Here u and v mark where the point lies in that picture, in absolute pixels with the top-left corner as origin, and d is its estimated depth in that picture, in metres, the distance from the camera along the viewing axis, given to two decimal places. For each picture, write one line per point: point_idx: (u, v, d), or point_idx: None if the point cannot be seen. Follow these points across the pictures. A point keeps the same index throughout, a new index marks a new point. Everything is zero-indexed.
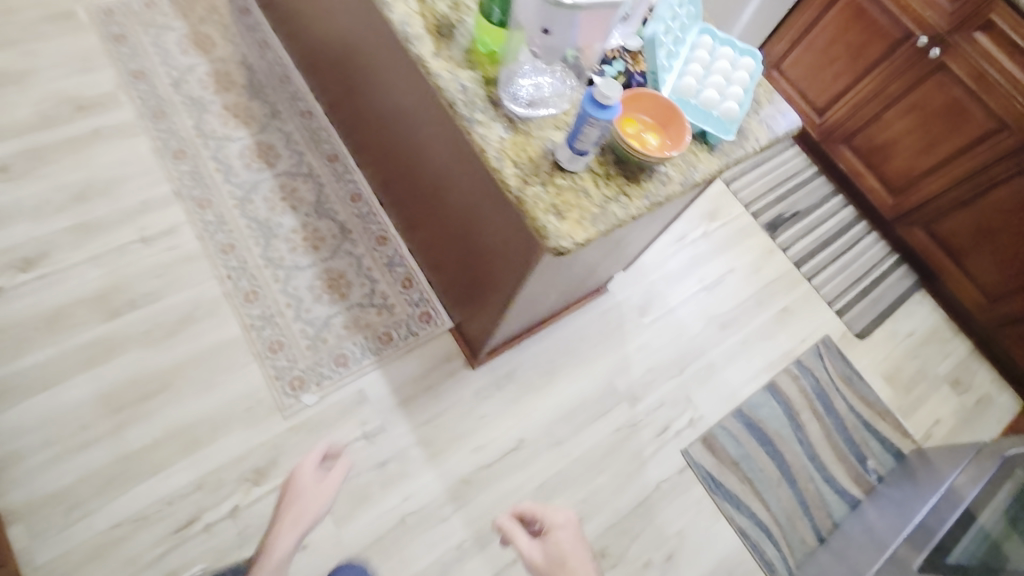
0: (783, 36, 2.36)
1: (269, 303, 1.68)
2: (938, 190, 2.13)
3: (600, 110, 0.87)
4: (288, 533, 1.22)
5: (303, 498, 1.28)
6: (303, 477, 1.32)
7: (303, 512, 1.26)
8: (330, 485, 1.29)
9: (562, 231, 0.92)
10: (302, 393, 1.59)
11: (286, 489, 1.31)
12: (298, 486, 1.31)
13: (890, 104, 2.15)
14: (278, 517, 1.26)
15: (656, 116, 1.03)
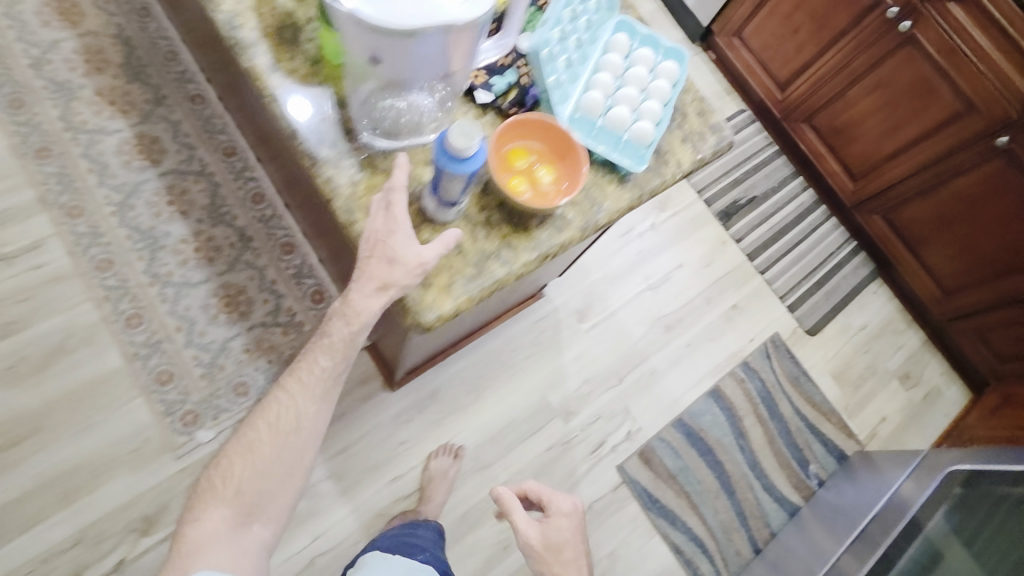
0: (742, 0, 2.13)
1: (155, 328, 1.49)
2: (900, 175, 1.98)
3: (457, 164, 0.81)
4: (374, 296, 0.85)
5: (387, 263, 0.85)
6: (392, 213, 0.87)
7: (394, 274, 0.85)
8: (445, 243, 0.86)
9: (427, 302, 0.88)
10: (195, 430, 1.44)
11: (372, 234, 0.87)
12: (383, 226, 0.87)
13: (854, 81, 1.96)
14: (365, 256, 0.87)
15: (544, 143, 0.95)
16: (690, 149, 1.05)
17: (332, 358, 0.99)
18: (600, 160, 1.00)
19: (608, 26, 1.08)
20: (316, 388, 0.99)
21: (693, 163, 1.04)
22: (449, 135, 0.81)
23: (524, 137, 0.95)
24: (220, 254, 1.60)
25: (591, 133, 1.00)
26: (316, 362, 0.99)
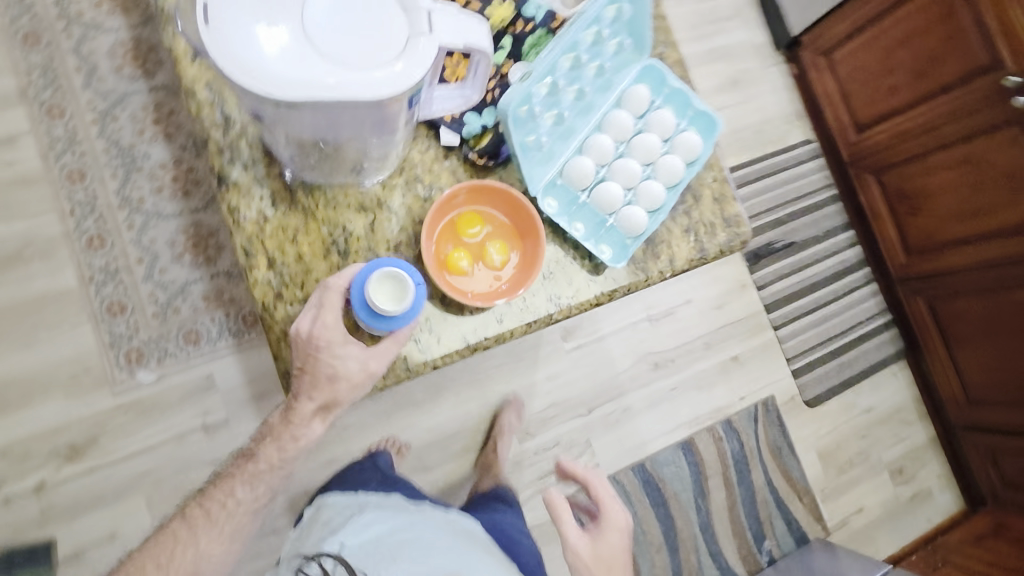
0: (844, 19, 1.83)
1: (115, 254, 1.40)
2: (957, 265, 1.75)
3: (384, 322, 0.64)
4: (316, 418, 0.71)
5: (327, 381, 0.66)
6: (327, 317, 0.64)
7: (338, 394, 0.67)
8: (396, 344, 0.65)
9: (308, 382, 0.66)
10: (138, 369, 1.39)
11: (301, 339, 0.65)
12: (314, 327, 0.64)
13: (939, 147, 1.70)
14: (297, 366, 0.66)
15: (505, 213, 0.71)
16: (693, 242, 0.79)
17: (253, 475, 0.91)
18: (578, 242, 0.73)
19: (628, 69, 0.76)
20: (240, 510, 0.91)
21: (692, 262, 0.79)
22: (371, 294, 0.63)
23: (478, 201, 0.71)
24: (198, 188, 1.45)
25: (566, 208, 0.74)
26: (233, 488, 0.92)
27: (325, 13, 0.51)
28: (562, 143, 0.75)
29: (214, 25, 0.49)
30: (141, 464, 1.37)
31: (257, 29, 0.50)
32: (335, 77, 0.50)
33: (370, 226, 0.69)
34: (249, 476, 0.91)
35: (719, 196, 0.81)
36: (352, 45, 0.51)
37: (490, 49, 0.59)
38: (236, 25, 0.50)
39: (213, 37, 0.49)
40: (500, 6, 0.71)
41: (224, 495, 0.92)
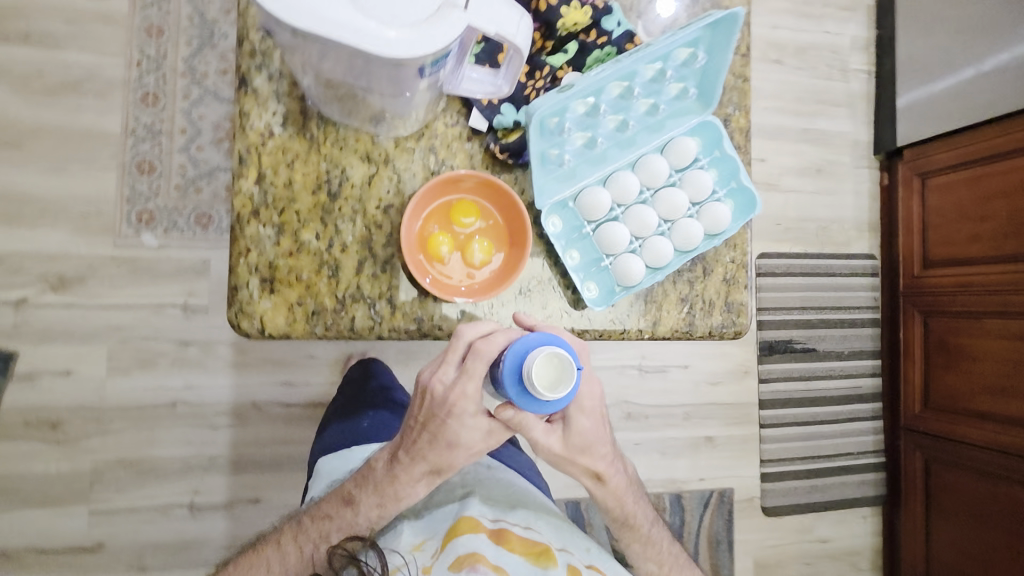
0: (952, 146, 1.70)
1: (163, 117, 1.43)
2: (968, 437, 1.64)
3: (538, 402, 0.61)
4: (423, 478, 0.75)
5: (446, 447, 0.70)
6: (468, 387, 0.65)
7: (451, 458, 0.71)
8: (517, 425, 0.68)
9: (251, 307, 0.63)
10: (144, 231, 1.42)
11: (435, 399, 0.67)
12: (449, 392, 0.66)
13: (998, 313, 1.57)
14: (424, 423, 0.69)
15: (509, 218, 0.67)
16: (685, 313, 0.75)
17: (350, 526, 0.81)
18: (568, 272, 0.70)
19: (685, 117, 0.71)
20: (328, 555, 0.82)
21: (676, 333, 0.75)
22: (533, 376, 0.59)
23: (493, 201, 0.68)
24: None
25: (567, 234, 0.71)
26: (330, 532, 0.82)
27: None
28: (587, 168, 0.70)
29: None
30: (116, 318, 1.41)
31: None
32: (358, 25, 0.45)
33: (369, 179, 0.66)
34: (344, 523, 0.81)
35: (731, 278, 0.77)
36: None
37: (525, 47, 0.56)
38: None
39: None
40: (577, 9, 0.68)
41: (318, 537, 0.83)
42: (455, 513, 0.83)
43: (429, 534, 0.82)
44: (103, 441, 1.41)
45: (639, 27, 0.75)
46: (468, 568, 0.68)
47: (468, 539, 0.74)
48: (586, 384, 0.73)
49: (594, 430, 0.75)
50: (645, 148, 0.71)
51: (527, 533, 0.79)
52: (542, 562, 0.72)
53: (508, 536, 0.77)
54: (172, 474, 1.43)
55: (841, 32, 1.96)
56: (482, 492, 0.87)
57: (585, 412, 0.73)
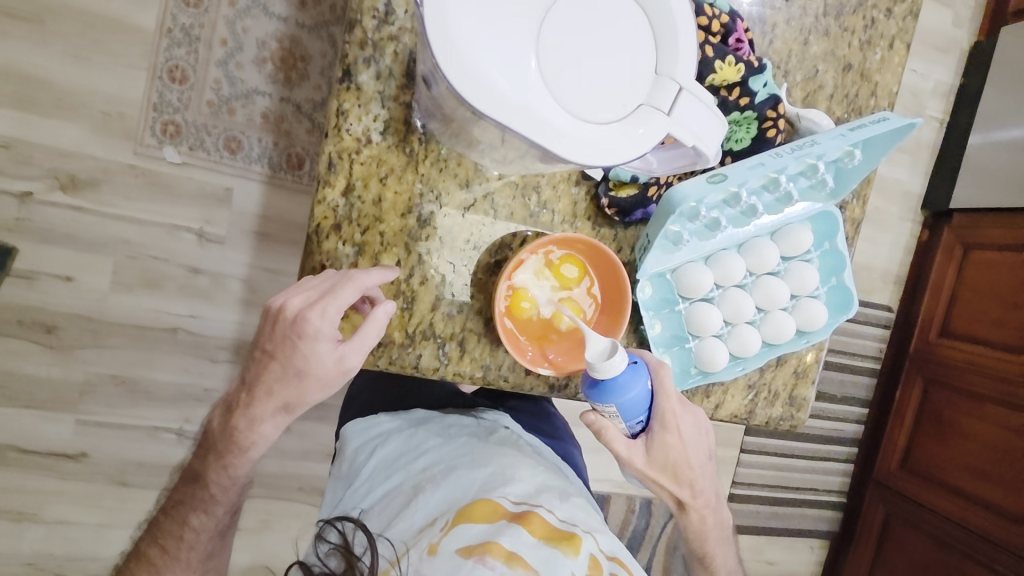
0: (996, 222, 1.61)
1: (205, 22, 1.20)
2: (942, 509, 1.63)
3: (600, 392, 0.56)
4: (273, 418, 0.58)
5: (293, 378, 0.55)
6: (330, 308, 0.52)
7: (304, 394, 0.56)
8: (378, 329, 0.55)
9: None
10: (167, 144, 1.23)
11: (282, 322, 0.54)
12: (305, 313, 0.53)
13: (1001, 401, 1.53)
14: (270, 350, 0.54)
15: (604, 295, 0.63)
16: (749, 400, 0.73)
17: (209, 502, 0.63)
18: (650, 345, 0.66)
19: (808, 204, 0.65)
20: (202, 541, 0.64)
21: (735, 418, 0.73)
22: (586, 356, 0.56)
23: (596, 272, 0.62)
24: (318, 7, 1.24)
25: (655, 304, 0.66)
26: (187, 517, 0.63)
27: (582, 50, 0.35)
28: (693, 243, 0.64)
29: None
30: (126, 232, 1.25)
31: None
32: (544, 117, 0.34)
33: (465, 210, 0.60)
34: (201, 502, 0.63)
35: (801, 372, 0.74)
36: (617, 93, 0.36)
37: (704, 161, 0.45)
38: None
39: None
40: (730, 66, 0.59)
41: (177, 530, 0.64)
42: (475, 485, 0.63)
43: (441, 508, 0.61)
44: (97, 355, 1.28)
45: (783, 89, 0.67)
46: (474, 558, 0.53)
47: (475, 526, 0.56)
48: (674, 395, 0.60)
49: (681, 448, 0.62)
50: (756, 232, 0.66)
51: (557, 520, 0.60)
52: (559, 548, 0.55)
53: (529, 516, 0.58)
54: (164, 408, 1.32)
55: (927, 74, 1.75)
56: (512, 466, 0.67)
57: (673, 428, 0.60)
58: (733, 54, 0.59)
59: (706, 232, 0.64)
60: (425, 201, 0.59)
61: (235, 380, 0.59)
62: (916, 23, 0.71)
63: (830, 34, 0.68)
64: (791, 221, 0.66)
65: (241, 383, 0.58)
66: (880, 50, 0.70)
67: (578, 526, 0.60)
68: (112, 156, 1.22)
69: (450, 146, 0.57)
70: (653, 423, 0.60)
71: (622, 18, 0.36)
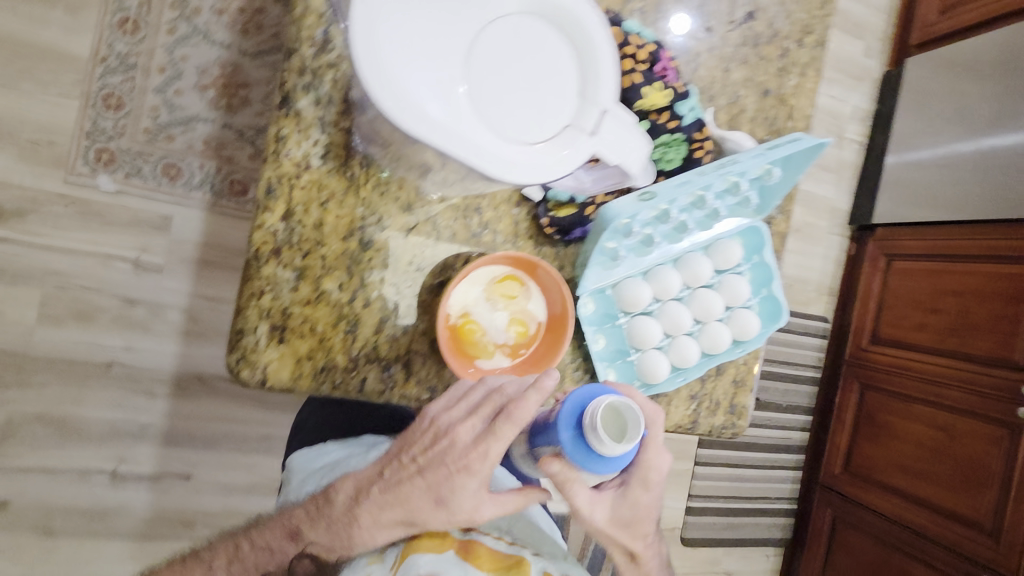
0: (916, 234, 1.74)
1: (142, 48, 1.17)
2: (881, 507, 1.68)
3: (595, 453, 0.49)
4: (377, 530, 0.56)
5: (433, 503, 0.54)
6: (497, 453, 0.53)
7: (431, 519, 0.55)
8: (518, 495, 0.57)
9: (255, 353, 0.56)
10: (101, 172, 1.18)
11: (446, 443, 0.54)
12: (471, 448, 0.53)
13: (928, 401, 1.61)
14: (425, 465, 0.54)
15: (548, 313, 0.63)
16: (692, 409, 0.75)
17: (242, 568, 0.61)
18: (595, 360, 0.67)
19: (737, 220, 0.69)
20: None
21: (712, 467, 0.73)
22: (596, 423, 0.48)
23: (539, 289, 0.63)
24: (258, 34, 1.22)
25: (599, 319, 0.68)
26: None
27: (509, 79, 0.36)
28: (631, 259, 0.67)
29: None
30: (55, 263, 1.18)
31: (416, 17, 0.34)
32: (474, 141, 0.35)
33: (407, 232, 0.60)
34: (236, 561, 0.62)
35: (739, 380, 0.77)
36: (540, 117, 0.37)
37: (626, 181, 0.46)
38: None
39: (362, 9, 0.33)
40: (657, 91, 0.63)
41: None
42: None
43: None
44: (20, 396, 1.19)
45: (708, 112, 0.71)
46: None
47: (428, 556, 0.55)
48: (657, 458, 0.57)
49: (649, 505, 0.60)
50: (690, 246, 0.69)
51: (504, 546, 0.59)
52: None
53: (477, 547, 0.57)
54: (96, 450, 1.24)
55: (846, 100, 1.90)
56: None
57: (650, 487, 0.58)
58: (660, 80, 0.64)
59: (642, 249, 0.66)
60: (363, 223, 0.59)
61: (373, 469, 0.59)
62: (824, 52, 0.77)
63: (749, 62, 0.74)
64: (722, 235, 0.69)
65: (376, 477, 0.58)
66: (795, 77, 0.76)
67: (526, 548, 0.60)
68: (39, 184, 1.16)
69: (390, 167, 0.57)
70: (630, 477, 0.58)
71: (545, 42, 0.37)
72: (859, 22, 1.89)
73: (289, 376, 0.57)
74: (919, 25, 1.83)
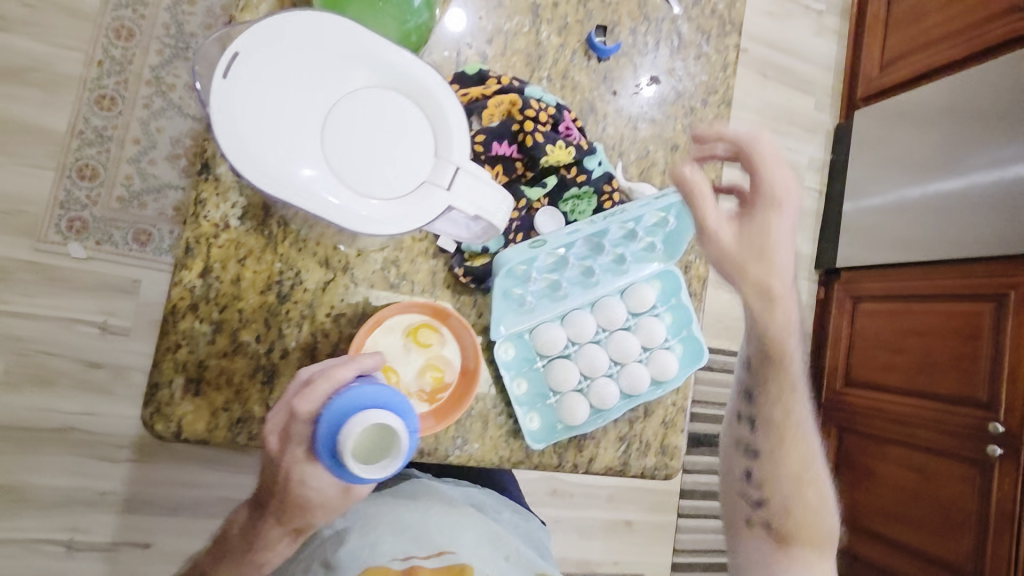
0: (874, 275, 1.73)
1: (117, 123, 1.25)
2: (870, 556, 1.61)
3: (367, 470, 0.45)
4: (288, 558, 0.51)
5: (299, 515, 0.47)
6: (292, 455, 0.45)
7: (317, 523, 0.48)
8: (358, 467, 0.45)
9: (170, 406, 0.58)
10: (72, 240, 1.23)
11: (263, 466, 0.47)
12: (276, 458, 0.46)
13: (903, 442, 1.57)
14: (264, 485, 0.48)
15: (464, 357, 0.66)
16: (621, 451, 0.75)
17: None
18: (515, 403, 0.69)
19: (649, 264, 0.73)
20: None
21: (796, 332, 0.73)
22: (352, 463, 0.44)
23: (454, 335, 0.66)
24: None
25: (518, 363, 0.70)
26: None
27: (365, 144, 0.40)
28: (545, 305, 0.71)
29: (234, 74, 0.37)
30: (22, 328, 1.21)
31: (276, 92, 0.38)
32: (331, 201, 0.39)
33: (324, 285, 0.64)
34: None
35: (669, 422, 0.77)
36: (397, 176, 0.41)
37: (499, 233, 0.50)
38: (252, 72, 0.37)
39: (223, 88, 0.37)
40: (560, 148, 0.68)
41: None
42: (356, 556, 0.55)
43: None
44: None
45: (617, 167, 0.76)
46: None
47: None
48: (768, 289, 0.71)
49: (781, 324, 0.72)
50: (604, 290, 0.72)
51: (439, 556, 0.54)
52: None
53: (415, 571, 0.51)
54: (51, 516, 1.22)
55: (801, 150, 1.87)
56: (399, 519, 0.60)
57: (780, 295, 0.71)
58: (563, 139, 0.69)
59: (553, 294, 0.71)
60: (282, 276, 0.62)
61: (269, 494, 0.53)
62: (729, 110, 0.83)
63: (656, 121, 0.79)
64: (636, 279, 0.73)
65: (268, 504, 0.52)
66: None
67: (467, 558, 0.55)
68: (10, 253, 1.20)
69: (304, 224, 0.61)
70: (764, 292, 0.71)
71: (401, 111, 0.41)
72: (807, 78, 1.88)
73: (205, 426, 0.59)
74: (864, 79, 1.83)
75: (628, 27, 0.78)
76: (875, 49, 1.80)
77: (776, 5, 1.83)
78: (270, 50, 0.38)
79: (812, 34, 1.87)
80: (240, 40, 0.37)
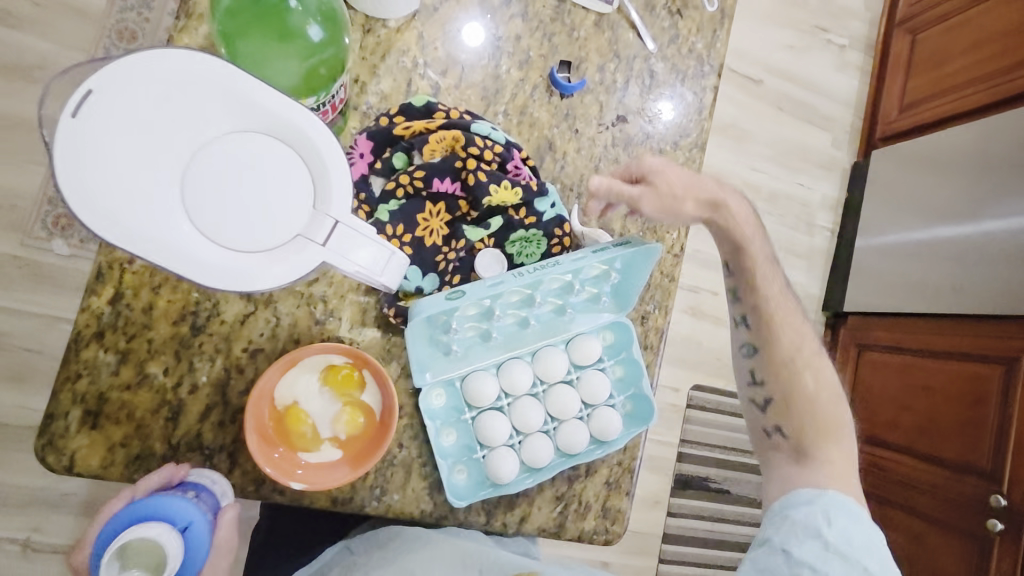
0: (879, 321, 1.56)
1: None
2: None
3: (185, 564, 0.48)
4: None
5: None
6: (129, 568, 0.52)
7: None
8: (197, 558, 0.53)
9: (66, 438, 0.55)
10: (54, 238, 1.22)
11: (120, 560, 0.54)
12: None
13: (899, 507, 1.41)
14: None
15: (383, 405, 0.61)
16: (557, 512, 0.69)
17: None
18: (439, 456, 0.65)
19: (596, 314, 0.68)
20: None
21: (787, 324, 0.69)
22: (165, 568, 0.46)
23: (375, 380, 0.62)
24: None
25: (446, 412, 0.66)
26: None
27: (232, 195, 0.37)
28: (480, 354, 0.67)
29: (86, 112, 0.34)
30: None
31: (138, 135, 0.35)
32: (192, 258, 0.36)
33: (243, 319, 0.61)
34: None
35: (613, 483, 0.71)
36: (267, 232, 0.37)
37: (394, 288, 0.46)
38: (107, 112, 0.34)
39: (73, 127, 0.33)
40: (506, 188, 0.65)
41: None
42: None
43: None
44: None
45: (573, 209, 0.72)
46: None
47: None
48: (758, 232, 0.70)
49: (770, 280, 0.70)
50: (547, 339, 0.69)
51: None
52: None
53: None
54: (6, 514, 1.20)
55: (814, 188, 1.71)
56: None
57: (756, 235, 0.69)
58: (509, 179, 0.65)
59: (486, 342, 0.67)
60: (198, 308, 0.60)
61: None
62: (702, 154, 0.77)
63: (621, 161, 0.75)
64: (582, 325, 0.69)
65: None
66: None
67: None
68: None
69: None
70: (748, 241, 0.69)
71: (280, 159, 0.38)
72: (825, 114, 1.73)
73: (102, 460, 0.56)
74: (882, 120, 1.68)
75: (596, 64, 0.74)
76: (896, 89, 1.65)
77: (795, 35, 1.69)
78: (130, 88, 0.34)
79: (833, 69, 1.73)
80: (98, 76, 0.34)
